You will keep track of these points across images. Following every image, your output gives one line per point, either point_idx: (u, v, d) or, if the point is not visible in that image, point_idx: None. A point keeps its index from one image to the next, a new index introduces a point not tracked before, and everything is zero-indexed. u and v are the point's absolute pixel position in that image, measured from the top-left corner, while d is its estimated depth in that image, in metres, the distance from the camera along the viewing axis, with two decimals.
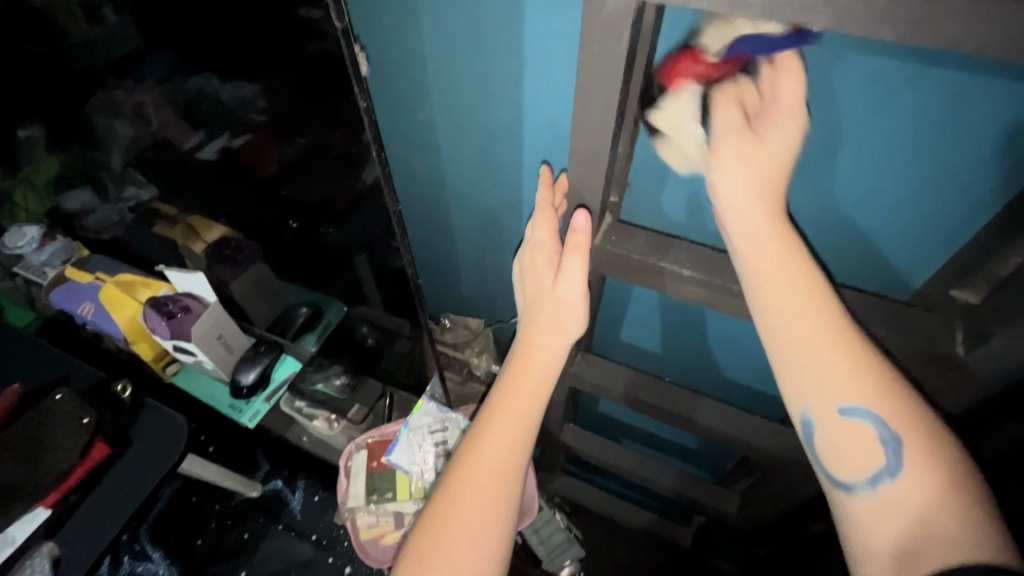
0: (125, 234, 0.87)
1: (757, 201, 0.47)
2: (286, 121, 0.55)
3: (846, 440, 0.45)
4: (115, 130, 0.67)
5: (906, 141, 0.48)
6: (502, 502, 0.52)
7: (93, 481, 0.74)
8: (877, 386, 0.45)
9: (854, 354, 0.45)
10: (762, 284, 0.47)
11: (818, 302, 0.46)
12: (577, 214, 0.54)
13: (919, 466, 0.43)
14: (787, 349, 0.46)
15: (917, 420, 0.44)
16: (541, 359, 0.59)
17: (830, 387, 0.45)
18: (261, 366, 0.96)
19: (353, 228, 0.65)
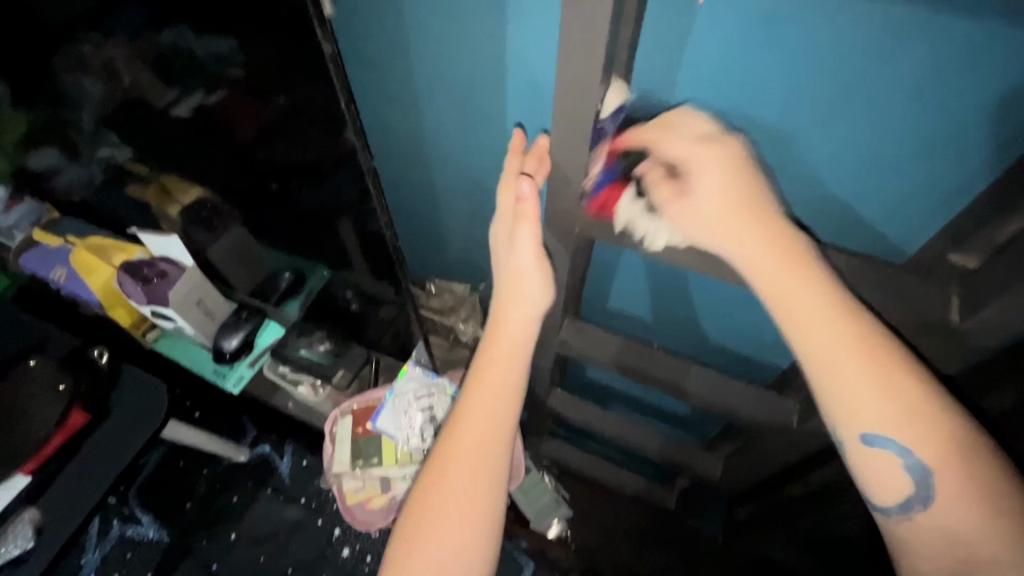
0: (96, 196, 0.83)
1: (734, 224, 0.48)
2: (265, 77, 0.51)
3: (877, 468, 0.47)
4: (84, 89, 0.61)
5: (895, 103, 0.45)
6: (486, 478, 0.54)
7: (74, 447, 0.72)
8: (915, 418, 0.45)
9: (894, 384, 0.45)
10: (795, 322, 0.47)
11: (862, 339, 0.46)
12: (522, 182, 0.52)
13: (954, 497, 0.45)
14: (827, 376, 0.46)
15: (948, 445, 0.45)
16: (510, 333, 0.59)
17: (867, 420, 0.46)
18: (243, 332, 0.94)
19: (329, 189, 0.63)
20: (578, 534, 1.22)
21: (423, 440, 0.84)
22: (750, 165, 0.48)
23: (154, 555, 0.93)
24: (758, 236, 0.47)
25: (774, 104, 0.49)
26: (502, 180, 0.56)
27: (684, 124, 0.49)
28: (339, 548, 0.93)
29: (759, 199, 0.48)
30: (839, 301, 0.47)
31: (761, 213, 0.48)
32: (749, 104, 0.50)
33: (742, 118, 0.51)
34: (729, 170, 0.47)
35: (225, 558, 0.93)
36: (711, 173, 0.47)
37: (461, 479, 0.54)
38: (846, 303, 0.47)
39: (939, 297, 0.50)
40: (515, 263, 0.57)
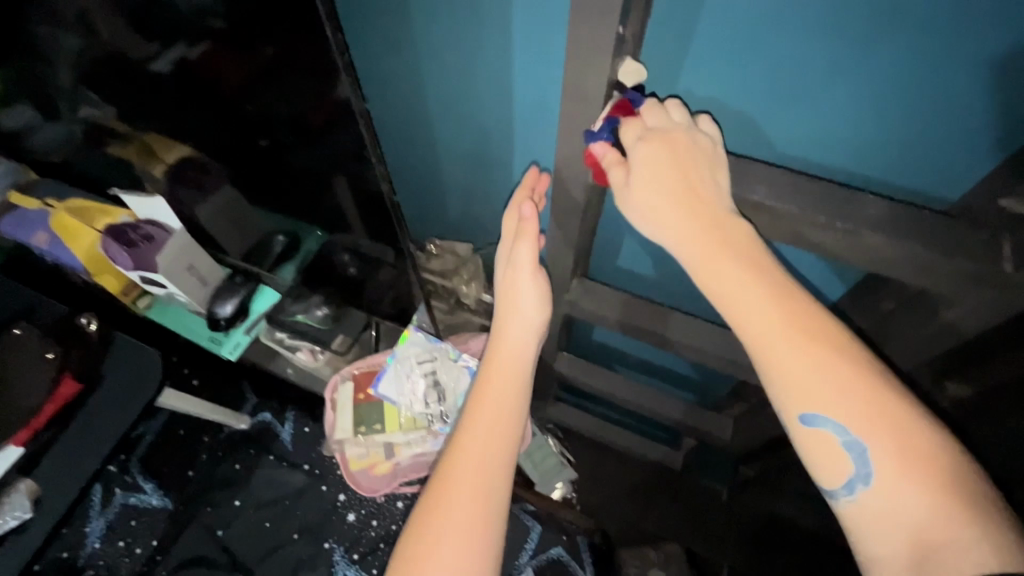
0: (75, 155, 0.78)
1: (669, 189, 0.45)
2: (249, 21, 0.46)
3: (817, 448, 0.42)
4: (59, 41, 0.56)
5: (930, 28, 0.39)
6: (486, 491, 0.52)
7: (68, 416, 0.70)
8: (849, 391, 0.40)
9: (829, 356, 0.41)
10: (734, 299, 0.43)
11: (785, 306, 0.42)
12: (523, 205, 0.57)
13: (894, 472, 0.39)
14: (761, 349, 0.42)
15: (897, 423, 0.40)
16: (511, 348, 0.60)
17: (804, 392, 0.41)
18: (238, 298, 0.91)
19: (324, 145, 0.57)
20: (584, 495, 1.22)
21: (427, 405, 0.83)
22: (698, 147, 0.46)
23: (158, 523, 0.92)
24: (692, 211, 0.45)
25: (804, 41, 0.43)
26: (509, 204, 0.61)
27: (651, 116, 0.47)
28: (345, 513, 0.92)
29: (694, 162, 0.46)
30: (762, 269, 0.43)
31: (693, 175, 0.45)
32: (778, 39, 0.44)
33: (769, 56, 0.45)
34: (676, 140, 0.45)
35: (231, 524, 0.91)
36: (645, 149, 0.46)
37: (469, 483, 0.52)
38: (773, 273, 0.44)
39: (984, 246, 0.44)
40: (514, 279, 0.60)
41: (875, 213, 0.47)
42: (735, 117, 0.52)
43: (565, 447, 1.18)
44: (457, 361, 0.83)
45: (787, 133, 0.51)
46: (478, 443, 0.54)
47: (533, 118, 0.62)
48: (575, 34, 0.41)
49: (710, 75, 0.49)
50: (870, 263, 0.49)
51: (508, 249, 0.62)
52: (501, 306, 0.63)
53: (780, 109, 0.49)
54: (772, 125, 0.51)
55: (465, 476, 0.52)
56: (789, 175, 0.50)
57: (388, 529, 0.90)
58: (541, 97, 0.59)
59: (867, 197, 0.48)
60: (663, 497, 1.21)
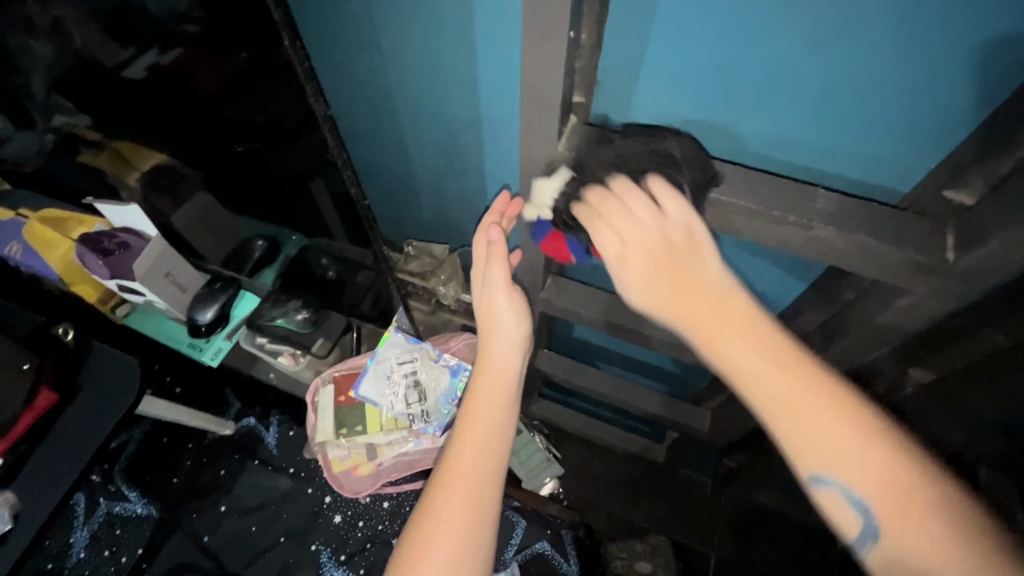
0: (47, 165, 0.77)
1: (657, 269, 0.45)
2: (221, 30, 0.47)
3: (832, 511, 0.40)
4: (33, 51, 0.57)
5: (868, 29, 0.40)
6: (473, 506, 0.53)
7: (45, 426, 0.70)
8: (859, 453, 0.38)
9: (835, 417, 0.39)
10: (736, 371, 0.42)
11: (787, 370, 0.41)
12: (488, 230, 0.60)
13: (908, 536, 0.37)
14: (767, 412, 0.41)
15: (914, 489, 0.37)
16: (494, 365, 0.61)
17: (811, 453, 0.39)
18: (218, 305, 0.92)
19: (292, 148, 0.58)
20: (571, 490, 1.24)
21: (409, 406, 0.83)
22: (676, 237, 0.45)
23: (143, 531, 0.92)
24: (680, 284, 0.45)
25: (753, 40, 0.44)
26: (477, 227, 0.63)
27: (623, 208, 0.46)
28: (331, 515, 0.92)
29: (678, 243, 0.45)
30: (760, 330, 0.43)
31: (679, 253, 0.45)
32: (729, 37, 0.45)
33: (723, 54, 0.46)
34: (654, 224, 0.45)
35: (217, 529, 0.91)
36: (632, 243, 0.45)
37: (457, 496, 0.53)
38: (774, 333, 0.43)
39: (932, 235, 0.47)
40: (490, 302, 0.61)
41: (825, 207, 0.49)
42: (694, 115, 0.53)
43: (551, 444, 1.19)
44: (437, 361, 0.85)
45: (742, 129, 0.53)
46: (470, 460, 0.55)
47: (501, 121, 0.63)
48: (529, 39, 0.42)
49: (668, 75, 0.50)
50: (825, 255, 0.50)
51: (481, 271, 0.63)
52: (481, 325, 0.63)
53: (735, 106, 0.51)
54: (730, 120, 0.52)
55: (454, 489, 0.53)
56: (743, 170, 0.51)
57: (374, 530, 0.91)
58: (507, 101, 0.60)
59: (818, 192, 0.50)
60: (648, 489, 1.23)
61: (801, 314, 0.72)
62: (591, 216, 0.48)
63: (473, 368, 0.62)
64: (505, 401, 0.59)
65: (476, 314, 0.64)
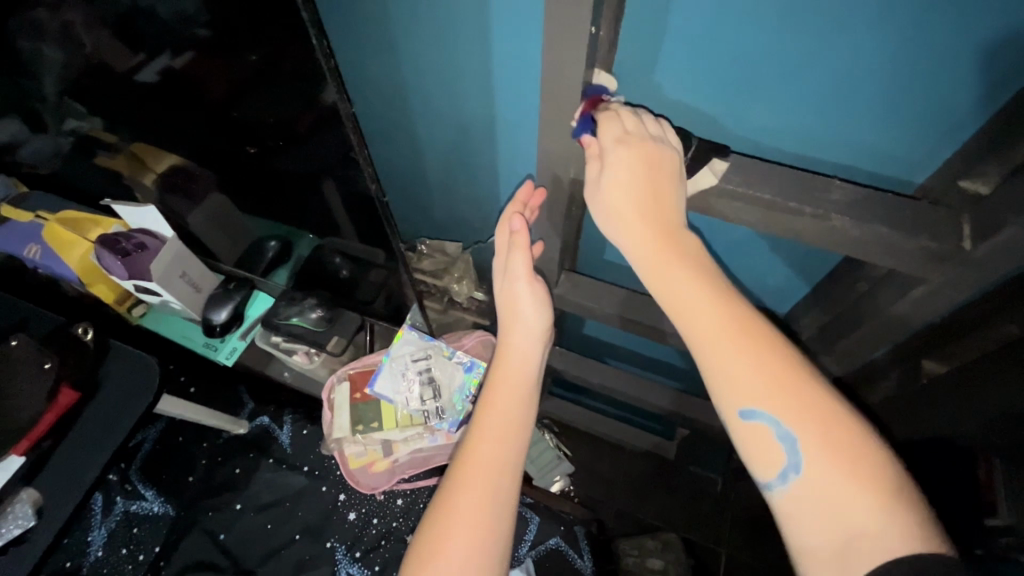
0: (65, 168, 0.79)
1: (634, 186, 0.47)
2: (240, 30, 0.48)
3: (752, 444, 0.41)
4: (47, 56, 0.58)
5: (893, 17, 0.41)
6: (492, 491, 0.53)
7: (67, 425, 0.71)
8: (785, 388, 0.40)
9: (767, 355, 0.41)
10: (679, 301, 0.44)
11: (722, 302, 0.43)
12: (512, 219, 0.59)
13: (826, 467, 0.38)
14: (699, 342, 0.43)
15: (831, 426, 0.39)
16: (515, 357, 0.62)
17: (739, 386, 0.41)
18: (232, 305, 0.93)
19: (311, 148, 0.58)
20: (582, 488, 1.24)
21: (424, 402, 0.84)
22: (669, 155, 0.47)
23: (160, 529, 0.93)
24: (644, 214, 0.46)
25: (773, 31, 0.45)
26: (499, 218, 0.63)
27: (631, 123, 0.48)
28: (345, 512, 0.93)
29: (661, 164, 0.47)
30: (704, 269, 0.45)
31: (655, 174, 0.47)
32: (752, 28, 0.45)
33: (743, 45, 0.46)
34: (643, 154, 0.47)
35: (233, 527, 0.92)
36: (626, 160, 0.46)
37: (478, 484, 0.53)
38: (716, 276, 0.45)
39: (948, 224, 0.47)
40: (511, 290, 0.62)
41: (842, 198, 0.49)
42: (710, 107, 0.53)
43: (561, 442, 1.20)
44: (452, 358, 0.86)
45: (759, 122, 0.53)
46: (488, 446, 0.56)
47: (514, 118, 0.64)
48: (550, 35, 0.43)
49: (686, 68, 0.50)
50: (841, 246, 0.50)
51: (502, 263, 0.64)
52: (502, 317, 0.65)
53: (753, 98, 0.51)
54: (746, 113, 0.53)
55: (474, 476, 0.54)
56: (759, 163, 0.52)
57: (389, 526, 0.91)
58: (520, 98, 0.61)
59: (833, 183, 0.50)
60: (659, 486, 1.23)
61: (813, 307, 0.72)
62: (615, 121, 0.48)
63: (491, 362, 0.63)
64: (526, 394, 0.60)
65: (496, 304, 0.66)
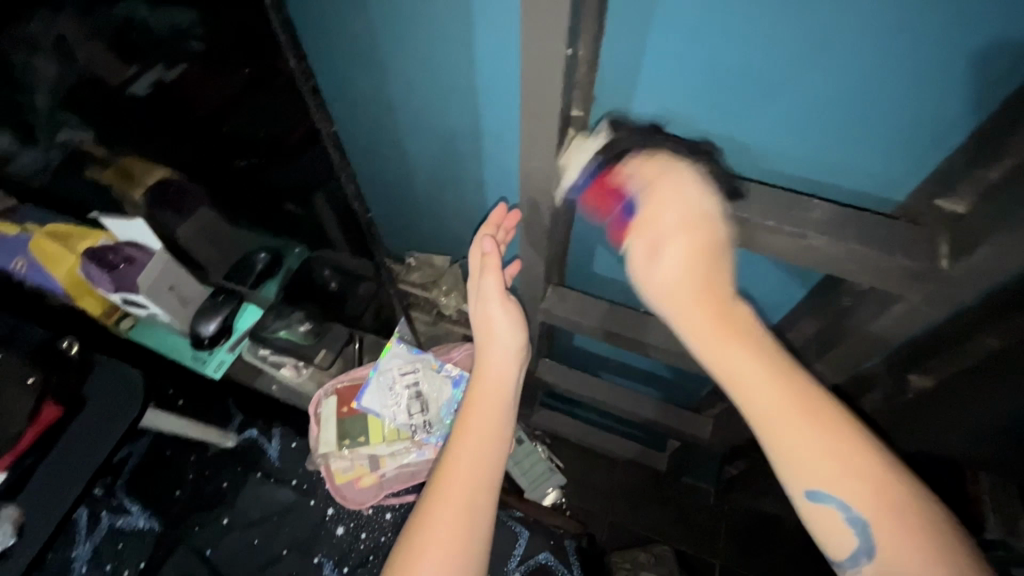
0: (52, 181, 0.78)
1: (692, 285, 0.48)
2: (223, 47, 0.48)
3: (823, 525, 0.44)
4: (36, 68, 0.57)
5: (860, 41, 0.41)
6: (467, 504, 0.53)
7: (49, 442, 0.70)
8: (854, 471, 0.43)
9: (835, 441, 0.43)
10: (744, 385, 0.46)
11: (787, 386, 0.45)
12: (483, 241, 0.62)
13: (897, 550, 0.41)
14: (767, 428, 0.45)
15: (904, 511, 0.42)
16: (493, 378, 0.62)
17: (809, 472, 0.43)
18: (221, 317, 0.92)
19: (296, 163, 0.59)
20: (574, 500, 1.23)
21: (411, 416, 0.85)
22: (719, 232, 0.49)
23: (146, 544, 0.92)
24: (711, 305, 0.48)
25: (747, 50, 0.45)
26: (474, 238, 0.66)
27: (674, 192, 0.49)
28: (333, 527, 0.92)
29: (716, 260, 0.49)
30: (767, 353, 0.46)
31: (715, 271, 0.48)
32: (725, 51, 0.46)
33: (719, 64, 0.47)
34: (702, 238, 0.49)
35: (219, 543, 0.91)
36: (688, 257, 0.49)
37: (456, 498, 0.54)
38: (778, 360, 0.46)
39: (925, 243, 0.47)
40: (486, 312, 0.64)
41: (820, 217, 0.49)
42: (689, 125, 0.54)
43: (553, 454, 1.19)
44: (440, 371, 0.86)
45: (739, 141, 0.54)
46: (467, 462, 0.56)
47: (500, 133, 0.64)
48: (529, 56, 0.43)
49: (664, 86, 0.51)
50: (821, 264, 0.51)
51: (476, 284, 0.66)
52: (479, 337, 0.66)
53: (731, 117, 0.51)
54: (725, 130, 0.53)
55: (451, 496, 0.54)
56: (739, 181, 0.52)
57: (378, 541, 0.90)
58: (506, 114, 0.61)
59: (812, 202, 0.51)
60: (651, 499, 1.23)
61: (800, 321, 0.72)
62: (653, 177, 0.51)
63: (469, 380, 0.64)
64: (504, 412, 0.60)
65: (472, 324, 0.67)
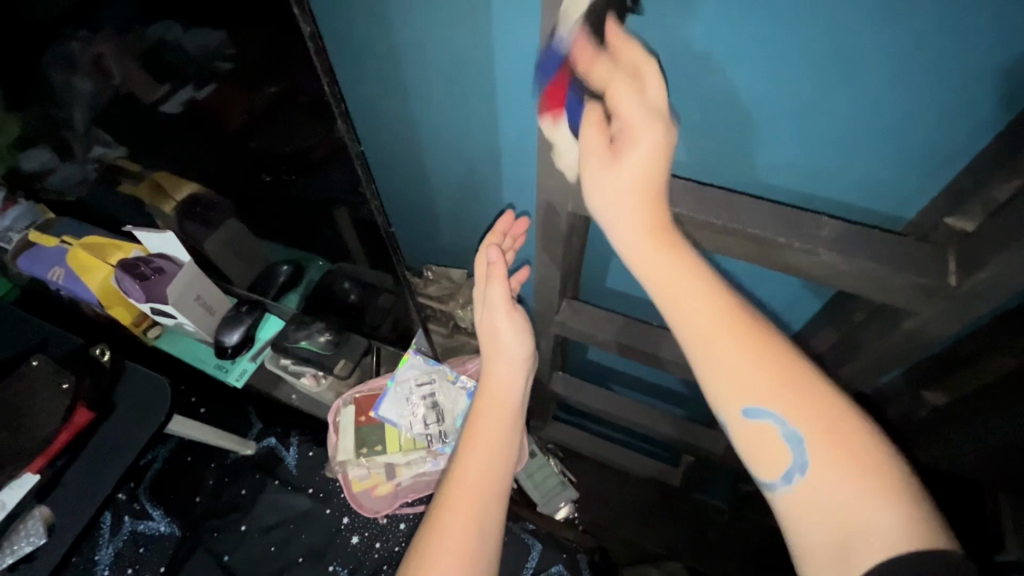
0: (90, 194, 0.83)
1: (634, 187, 0.43)
2: (257, 68, 0.51)
3: (755, 441, 0.41)
4: (81, 88, 0.61)
5: (859, 70, 0.44)
6: (478, 510, 0.55)
7: (82, 443, 0.73)
8: (784, 385, 0.41)
9: (765, 351, 0.42)
10: (675, 290, 0.44)
11: (716, 299, 0.43)
12: (488, 249, 0.63)
13: (831, 460, 0.38)
14: (694, 334, 0.43)
15: (839, 422, 0.39)
16: (500, 386, 0.64)
17: (732, 385, 0.42)
18: (244, 327, 0.95)
19: (321, 179, 0.62)
20: (586, 515, 1.23)
21: (427, 426, 0.86)
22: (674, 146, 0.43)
23: (166, 549, 0.94)
24: (645, 211, 0.44)
25: (762, 68, 0.47)
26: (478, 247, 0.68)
27: (625, 96, 0.42)
28: (348, 536, 0.93)
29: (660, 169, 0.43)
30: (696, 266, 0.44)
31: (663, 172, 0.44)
32: (733, 77, 0.48)
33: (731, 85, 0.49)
34: (661, 151, 0.42)
35: (237, 548, 0.93)
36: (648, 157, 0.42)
37: (464, 503, 0.55)
38: (707, 274, 0.44)
39: (934, 260, 0.48)
40: (491, 319, 0.65)
41: (829, 233, 0.50)
42: (703, 144, 0.56)
43: (566, 467, 1.20)
44: (456, 382, 0.87)
45: (750, 159, 0.55)
46: (475, 468, 0.58)
47: (516, 149, 0.66)
48: (545, 79, 0.46)
49: (677, 104, 0.53)
50: (831, 280, 0.52)
51: (482, 292, 0.67)
52: (484, 347, 0.68)
53: (748, 133, 0.53)
54: (742, 146, 0.54)
55: (460, 504, 0.55)
56: (748, 197, 0.54)
57: (392, 551, 0.91)
58: (522, 130, 0.63)
59: (822, 218, 0.52)
60: (666, 516, 1.22)
61: (814, 337, 0.73)
62: (638, 71, 0.42)
63: (476, 389, 0.66)
64: (507, 419, 0.63)
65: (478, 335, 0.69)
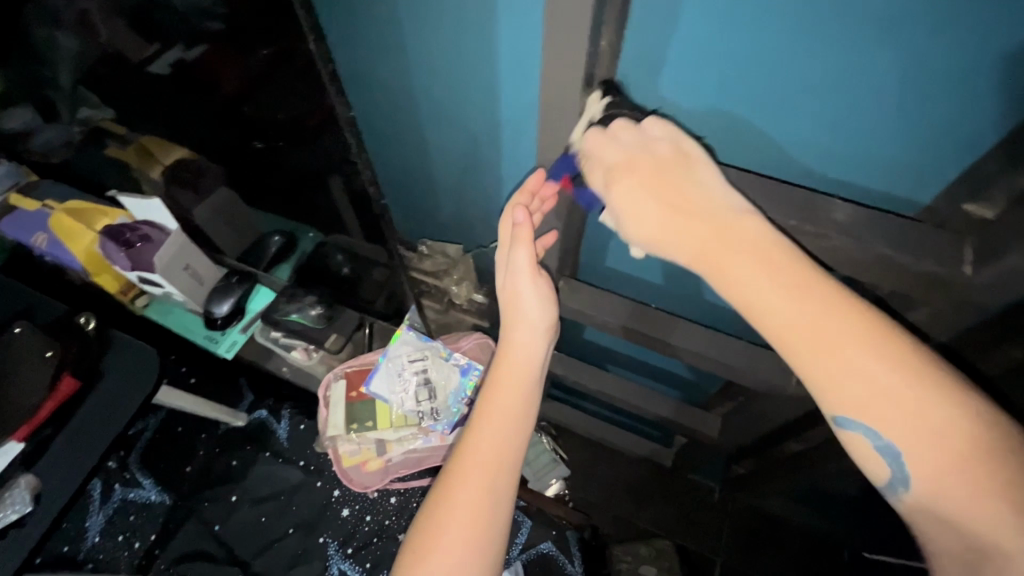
0: (74, 157, 0.80)
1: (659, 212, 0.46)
2: (245, 27, 0.48)
3: (854, 447, 0.40)
4: (62, 44, 0.58)
5: (881, 54, 0.41)
6: (485, 490, 0.53)
7: (67, 413, 0.72)
8: (880, 394, 0.38)
9: (859, 356, 0.38)
10: (758, 303, 0.42)
11: (802, 297, 0.40)
12: (515, 212, 0.56)
13: (934, 475, 0.37)
14: (779, 337, 0.41)
15: (954, 440, 0.36)
16: (518, 357, 0.60)
17: (832, 395, 0.39)
18: (234, 298, 0.93)
19: (314, 148, 0.59)
20: (576, 492, 1.24)
21: (419, 403, 0.85)
22: (664, 162, 0.47)
23: (157, 517, 0.95)
24: (697, 225, 0.45)
25: (777, 50, 0.44)
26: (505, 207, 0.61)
27: (605, 149, 0.47)
28: (339, 508, 0.94)
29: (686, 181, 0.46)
30: (784, 268, 0.42)
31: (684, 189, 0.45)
32: (740, 59, 0.46)
33: (746, 66, 0.46)
34: (658, 176, 0.46)
35: (229, 518, 0.93)
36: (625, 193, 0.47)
37: (473, 484, 0.54)
38: (790, 262, 0.42)
39: (950, 247, 0.47)
40: (515, 285, 0.60)
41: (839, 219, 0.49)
42: (715, 121, 0.53)
43: (558, 445, 1.19)
44: (448, 359, 0.86)
45: (756, 139, 0.53)
46: (488, 447, 0.55)
47: (518, 122, 0.63)
48: (552, 50, 0.43)
49: (684, 80, 0.49)
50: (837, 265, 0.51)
51: (506, 256, 0.62)
52: (506, 316, 0.63)
53: (757, 113, 0.50)
54: (751, 128, 0.52)
55: (471, 485, 0.53)
56: (758, 179, 0.52)
57: (382, 524, 0.92)
58: (524, 103, 0.60)
59: (834, 202, 0.50)
60: (654, 496, 1.23)
61: None
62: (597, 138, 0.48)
63: (494, 360, 0.62)
64: (529, 393, 0.59)
65: (500, 300, 0.64)
